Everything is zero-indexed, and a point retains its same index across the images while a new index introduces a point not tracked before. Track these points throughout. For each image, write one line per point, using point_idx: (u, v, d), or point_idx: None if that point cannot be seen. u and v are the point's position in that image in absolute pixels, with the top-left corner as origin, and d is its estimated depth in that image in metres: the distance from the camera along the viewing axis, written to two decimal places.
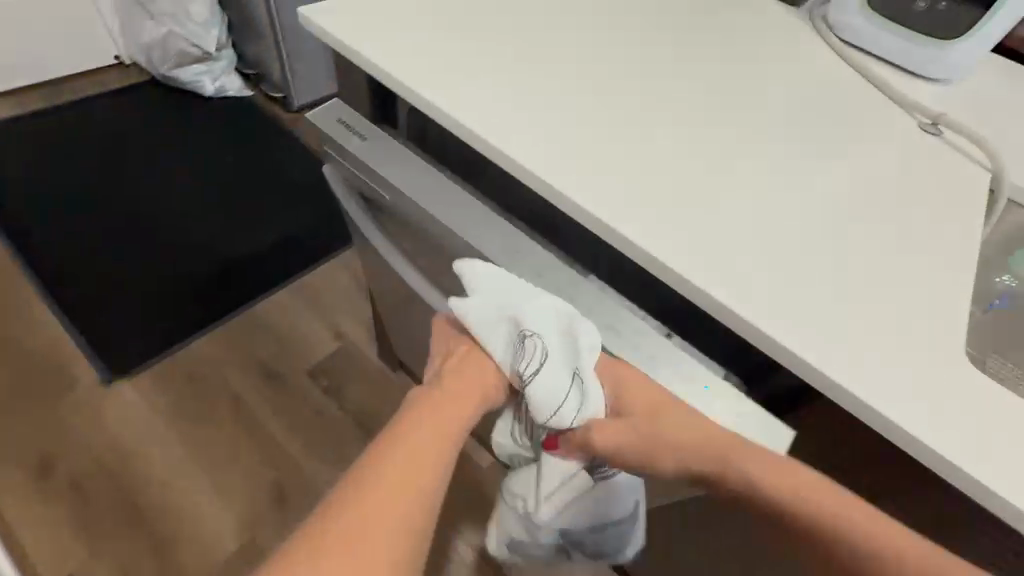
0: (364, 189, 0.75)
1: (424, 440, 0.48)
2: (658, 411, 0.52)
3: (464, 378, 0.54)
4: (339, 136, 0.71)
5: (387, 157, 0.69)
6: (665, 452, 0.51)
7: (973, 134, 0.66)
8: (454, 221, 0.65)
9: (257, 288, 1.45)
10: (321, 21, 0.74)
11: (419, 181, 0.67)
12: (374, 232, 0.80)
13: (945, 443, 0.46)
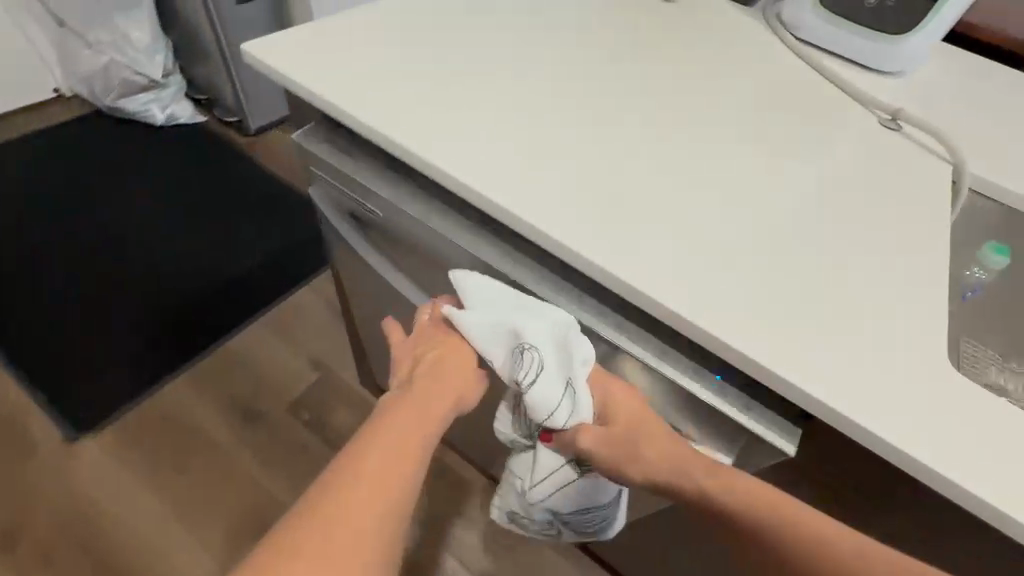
0: (357, 210, 0.73)
1: (408, 431, 0.51)
2: (637, 423, 0.53)
3: (442, 374, 0.57)
4: (333, 158, 0.71)
5: (371, 172, 0.69)
6: (636, 461, 0.52)
7: (931, 128, 0.67)
8: (458, 236, 0.64)
9: (225, 324, 1.39)
10: (265, 56, 0.70)
11: (408, 195, 0.68)
12: (369, 253, 0.77)
13: (940, 458, 0.46)
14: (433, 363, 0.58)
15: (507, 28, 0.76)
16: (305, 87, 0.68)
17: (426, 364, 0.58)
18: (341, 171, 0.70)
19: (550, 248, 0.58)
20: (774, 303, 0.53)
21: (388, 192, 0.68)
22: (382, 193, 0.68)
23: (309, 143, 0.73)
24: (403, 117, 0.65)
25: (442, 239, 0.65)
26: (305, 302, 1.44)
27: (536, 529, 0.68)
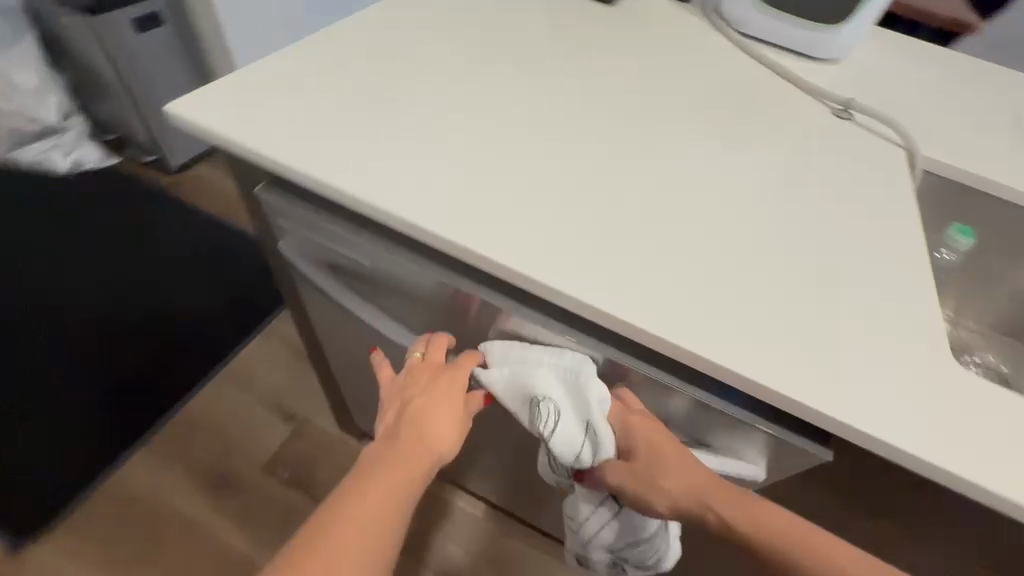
0: (337, 260, 0.65)
1: (398, 475, 0.49)
2: (658, 455, 0.50)
3: (438, 405, 0.54)
4: (300, 208, 0.62)
5: (332, 226, 0.61)
6: (659, 491, 0.50)
7: (881, 115, 0.70)
8: (461, 278, 0.57)
9: (176, 386, 1.28)
10: (191, 112, 0.63)
11: (379, 246, 0.59)
12: (357, 303, 0.68)
13: (962, 463, 0.44)
14: (427, 394, 0.54)
15: (456, 57, 0.74)
16: (241, 143, 0.61)
17: (419, 395, 0.54)
18: (311, 223, 0.61)
19: (535, 289, 0.53)
20: (777, 315, 0.52)
21: (372, 239, 0.59)
22: (362, 241, 0.60)
23: (264, 196, 0.63)
24: (356, 162, 0.60)
25: (443, 282, 0.58)
26: (265, 350, 1.34)
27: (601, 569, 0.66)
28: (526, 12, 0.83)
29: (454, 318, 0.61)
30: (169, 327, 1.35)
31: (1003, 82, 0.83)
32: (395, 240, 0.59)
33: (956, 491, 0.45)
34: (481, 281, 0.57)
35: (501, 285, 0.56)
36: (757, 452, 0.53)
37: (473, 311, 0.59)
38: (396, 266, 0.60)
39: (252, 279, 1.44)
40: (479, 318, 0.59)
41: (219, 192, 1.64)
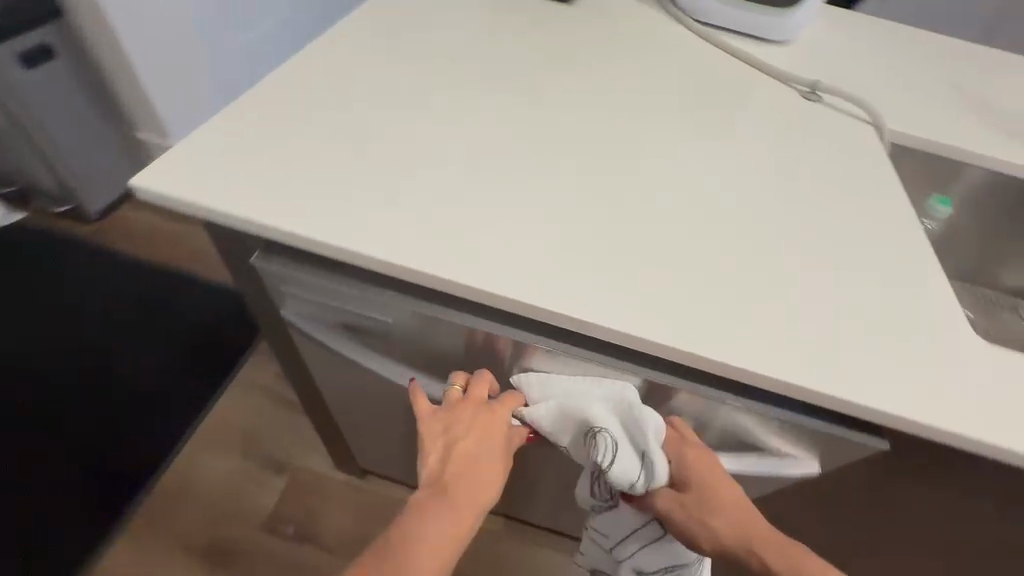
0: (350, 318, 0.59)
1: (451, 525, 0.48)
2: (709, 491, 0.51)
3: (487, 448, 0.52)
4: (304, 271, 0.55)
5: (337, 285, 0.55)
6: (705, 530, 0.50)
7: (847, 93, 0.75)
8: (498, 323, 0.54)
9: (151, 455, 1.18)
10: (155, 183, 0.55)
11: (396, 300, 0.55)
12: (377, 359, 0.62)
13: (995, 430, 0.46)
14: (475, 435, 0.52)
15: (431, 79, 0.70)
16: (226, 215, 0.54)
17: (467, 437, 0.52)
18: (318, 283, 0.55)
19: (562, 322, 0.51)
20: (806, 311, 0.53)
21: (393, 294, 0.54)
22: (381, 297, 0.55)
23: (262, 263, 0.56)
24: (354, 210, 0.55)
25: (477, 330, 0.54)
26: (245, 401, 1.26)
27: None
28: (491, 23, 0.81)
29: (483, 360, 0.58)
30: (133, 394, 1.25)
31: (932, 52, 0.90)
32: (414, 292, 0.55)
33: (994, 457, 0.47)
34: (509, 328, 0.54)
35: (531, 326, 0.54)
36: (807, 448, 0.53)
37: (504, 352, 0.56)
38: (423, 319, 0.55)
39: (216, 326, 1.35)
40: (507, 357, 0.57)
41: (157, 235, 1.51)
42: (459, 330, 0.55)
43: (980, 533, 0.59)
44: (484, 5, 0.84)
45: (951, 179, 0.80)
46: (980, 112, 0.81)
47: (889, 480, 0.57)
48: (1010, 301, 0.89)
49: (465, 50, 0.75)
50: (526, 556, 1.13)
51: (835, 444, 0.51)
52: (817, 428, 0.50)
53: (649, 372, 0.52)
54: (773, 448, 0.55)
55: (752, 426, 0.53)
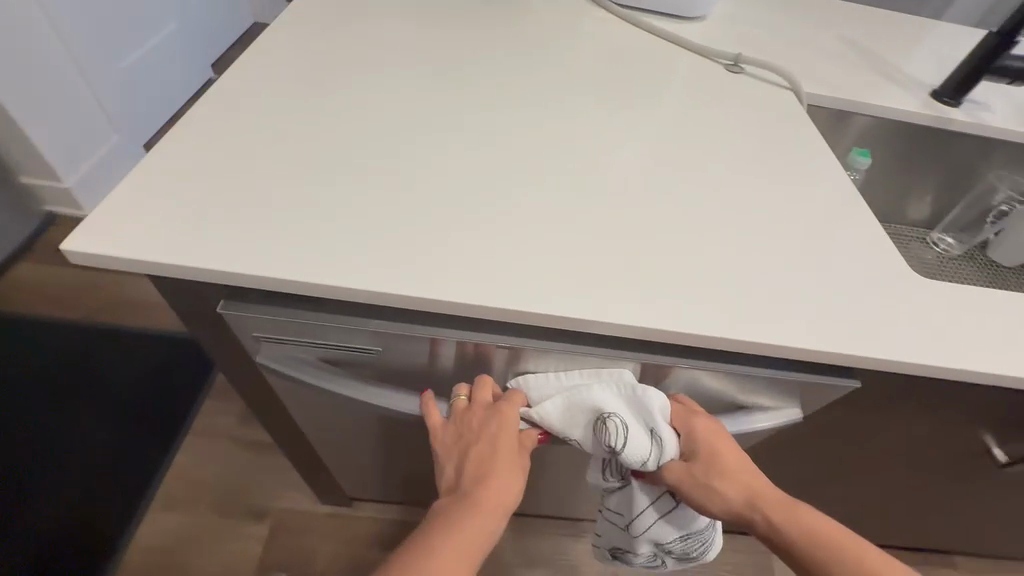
0: (332, 353, 0.56)
1: (474, 529, 0.47)
2: (717, 459, 0.52)
3: (502, 450, 0.51)
4: (277, 314, 0.52)
5: (315, 323, 0.52)
6: (714, 495, 0.52)
7: (767, 65, 0.81)
8: (493, 333, 0.53)
9: (110, 528, 1.08)
10: (90, 245, 0.47)
11: (380, 327, 0.52)
12: (373, 392, 0.58)
13: (952, 354, 0.51)
14: (487, 438, 0.52)
15: (372, 90, 0.68)
16: (186, 269, 0.48)
17: (479, 442, 0.52)
18: (297, 323, 0.52)
19: (555, 322, 0.50)
20: (773, 271, 0.56)
21: (379, 321, 0.52)
22: (364, 325, 0.52)
23: (230, 314, 0.52)
24: (318, 238, 0.51)
25: (474, 342, 0.53)
26: (211, 450, 1.19)
27: (641, 562, 0.67)
28: (421, 26, 0.80)
29: (477, 369, 0.58)
30: (76, 467, 1.14)
31: (823, 18, 1.00)
32: (396, 316, 0.53)
33: (952, 378, 0.53)
34: (499, 336, 0.53)
35: (522, 328, 0.53)
36: (789, 399, 0.58)
37: (498, 359, 0.55)
38: (415, 341, 0.53)
39: (160, 375, 1.26)
40: (500, 362, 0.56)
41: (71, 288, 1.39)
42: (451, 345, 0.53)
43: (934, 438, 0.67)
44: (410, 9, 0.83)
45: (860, 131, 0.88)
46: (873, 69, 0.90)
47: (856, 412, 0.63)
48: (919, 233, 1.00)
49: (405, 57, 0.74)
50: (530, 547, 1.15)
51: (815, 391, 0.56)
52: (798, 378, 0.55)
53: (642, 356, 0.54)
54: (760, 403, 0.59)
55: (742, 388, 0.57)
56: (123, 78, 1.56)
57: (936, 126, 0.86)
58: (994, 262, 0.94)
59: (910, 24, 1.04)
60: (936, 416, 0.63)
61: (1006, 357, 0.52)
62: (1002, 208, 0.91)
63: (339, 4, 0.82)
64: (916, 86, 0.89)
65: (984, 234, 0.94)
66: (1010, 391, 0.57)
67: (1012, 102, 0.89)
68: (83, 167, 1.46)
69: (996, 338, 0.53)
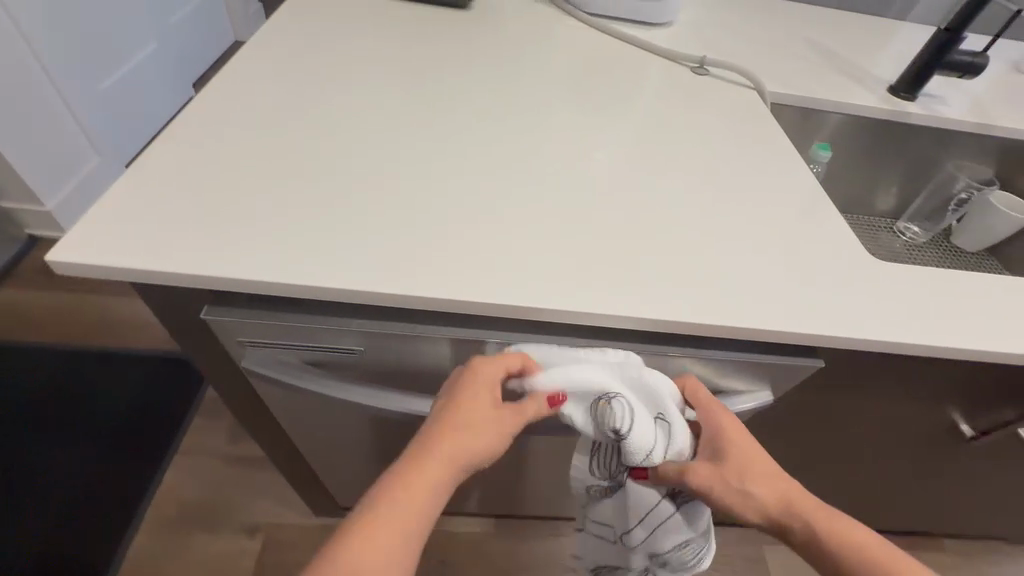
0: (319, 356, 0.58)
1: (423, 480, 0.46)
2: (749, 460, 0.53)
3: (464, 407, 0.50)
4: (265, 318, 0.53)
5: (301, 326, 0.53)
6: (748, 494, 0.52)
7: (730, 67, 0.85)
8: (476, 330, 0.55)
9: (100, 550, 1.06)
10: (74, 255, 0.48)
11: (365, 326, 0.54)
12: (362, 393, 0.59)
13: (910, 331, 0.55)
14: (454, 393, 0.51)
15: (349, 101, 0.70)
16: (172, 276, 0.49)
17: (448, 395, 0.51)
18: (284, 325, 0.53)
19: (534, 315, 0.52)
20: (739, 259, 0.59)
21: (364, 321, 0.54)
22: (350, 326, 0.54)
23: (217, 320, 0.53)
24: (301, 243, 0.53)
25: (460, 339, 0.55)
26: (201, 466, 1.18)
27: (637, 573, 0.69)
28: (397, 39, 0.83)
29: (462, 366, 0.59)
30: (63, 489, 1.12)
31: (783, 21, 1.04)
32: (381, 315, 0.55)
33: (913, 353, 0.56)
34: (480, 331, 0.55)
35: (502, 323, 0.55)
36: (761, 382, 0.60)
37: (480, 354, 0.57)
38: (402, 340, 0.55)
39: (148, 393, 1.26)
40: None
41: (55, 310, 1.39)
42: (435, 342, 0.55)
43: (902, 416, 0.70)
44: (385, 23, 0.86)
45: (826, 127, 0.92)
46: (832, 67, 0.94)
47: (821, 394, 0.66)
48: (886, 223, 1.04)
49: (382, 69, 0.76)
50: (525, 549, 1.16)
51: (782, 372, 0.58)
52: (767, 361, 0.57)
53: (619, 344, 0.56)
54: (734, 388, 0.62)
55: (714, 373, 0.59)
56: (99, 97, 1.55)
57: (895, 119, 0.90)
58: (957, 248, 0.99)
59: (865, 24, 1.09)
60: (902, 393, 0.66)
61: (958, 332, 0.55)
62: (961, 196, 0.95)
63: (315, 21, 0.84)
64: (874, 82, 0.93)
65: (946, 221, 0.99)
66: (968, 365, 0.61)
67: (963, 95, 0.93)
68: (65, 190, 1.47)
69: (950, 314, 0.57)
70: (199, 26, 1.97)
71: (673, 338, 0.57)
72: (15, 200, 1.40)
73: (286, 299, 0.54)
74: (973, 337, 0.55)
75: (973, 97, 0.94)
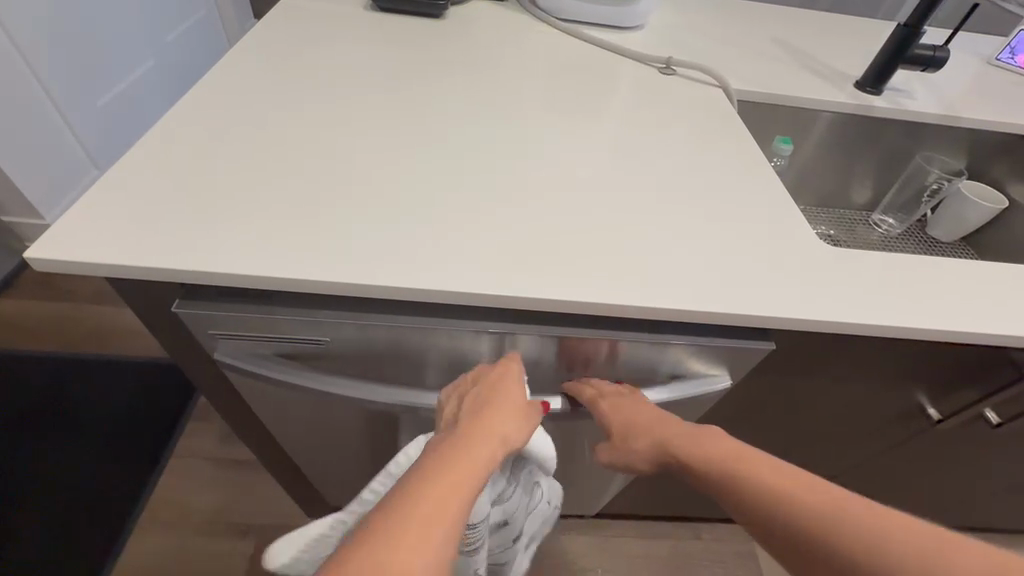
0: (298, 348, 0.60)
1: (484, 445, 0.45)
2: (625, 430, 0.60)
3: (504, 392, 0.53)
4: (241, 311, 0.56)
5: (275, 315, 0.56)
6: (635, 454, 0.61)
7: (695, 66, 0.88)
8: (445, 319, 0.57)
9: (95, 552, 1.08)
10: (56, 254, 0.50)
11: (337, 316, 0.56)
12: (338, 385, 0.62)
13: (864, 312, 0.56)
14: (490, 384, 0.54)
15: (327, 104, 0.73)
16: (148, 270, 0.51)
17: (481, 385, 0.54)
18: (259, 317, 0.55)
19: (499, 302, 0.54)
20: (698, 246, 0.61)
21: (335, 311, 0.56)
22: (321, 317, 0.56)
23: (190, 313, 0.55)
24: (271, 240, 0.55)
25: (429, 328, 0.57)
26: (196, 468, 1.21)
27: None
28: (376, 47, 0.86)
29: (436, 357, 0.61)
30: (62, 491, 1.15)
31: (754, 21, 1.07)
32: (352, 305, 0.57)
33: (868, 334, 0.58)
34: (448, 318, 0.58)
35: (470, 311, 0.58)
36: (718, 365, 0.63)
37: (452, 346, 0.60)
38: (374, 330, 0.57)
39: (146, 398, 1.29)
40: (457, 349, 0.60)
41: (57, 318, 1.43)
42: (403, 331, 0.57)
43: (864, 395, 0.72)
44: (364, 32, 0.89)
45: (796, 122, 0.94)
46: (800, 63, 0.97)
47: (783, 374, 0.69)
48: (862, 216, 1.06)
49: (360, 75, 0.80)
50: None
51: (737, 354, 0.60)
52: (727, 347, 0.59)
53: (581, 331, 0.59)
54: (691, 372, 0.64)
55: (672, 357, 0.61)
56: (97, 114, 1.60)
57: (863, 113, 0.92)
58: (933, 239, 1.00)
59: (836, 23, 1.12)
60: (863, 374, 0.68)
61: (909, 312, 0.57)
62: (934, 186, 0.97)
63: (297, 31, 0.87)
64: (841, 78, 0.95)
65: (920, 211, 1.00)
66: (922, 345, 0.63)
67: (930, 89, 0.96)
68: (63, 204, 1.54)
69: (903, 297, 0.59)
70: (195, 42, 2.03)
71: (633, 326, 0.60)
72: (17, 215, 1.48)
73: (264, 290, 0.57)
74: (924, 317, 0.57)
75: (938, 90, 0.96)
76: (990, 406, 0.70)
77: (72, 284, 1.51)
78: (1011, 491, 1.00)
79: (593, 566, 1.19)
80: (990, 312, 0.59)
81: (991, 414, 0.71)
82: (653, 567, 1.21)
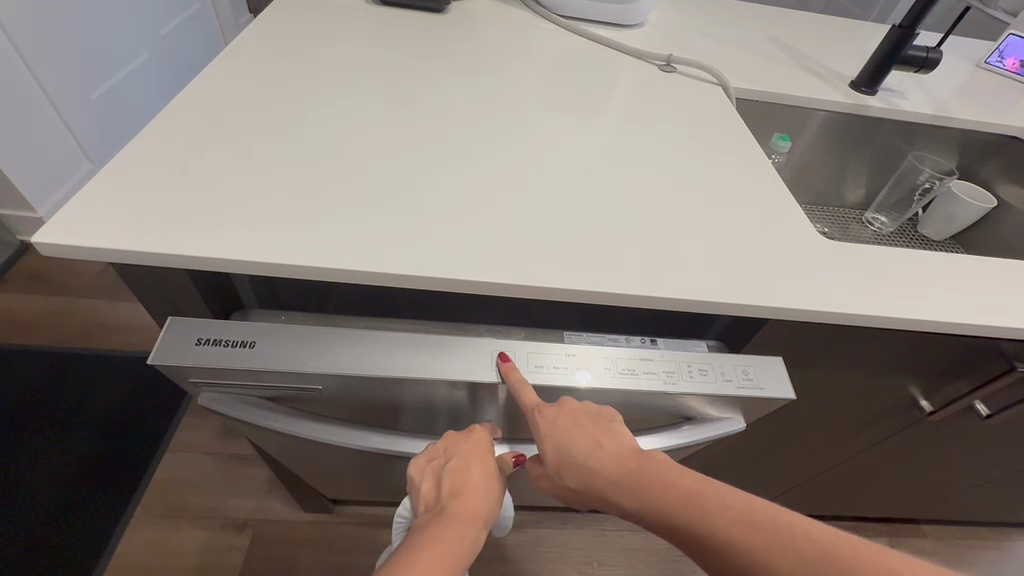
0: (287, 394, 0.54)
1: (456, 537, 0.41)
2: (566, 453, 0.48)
3: (480, 465, 0.48)
4: (221, 358, 0.49)
5: (261, 357, 0.49)
6: (566, 488, 0.50)
7: (695, 64, 0.90)
8: (456, 357, 0.52)
9: (88, 547, 1.07)
10: (60, 240, 0.50)
11: (332, 359, 0.50)
12: (336, 431, 0.55)
13: (860, 305, 0.58)
14: (463, 454, 0.49)
15: (331, 96, 0.74)
16: (156, 257, 0.51)
17: (454, 459, 0.49)
18: (239, 370, 0.49)
19: (507, 292, 0.55)
20: (699, 239, 0.62)
21: (325, 361, 0.50)
22: (309, 369, 0.49)
23: (167, 358, 0.48)
24: (278, 231, 0.55)
25: (434, 382, 0.51)
26: (194, 459, 1.21)
27: None
28: (379, 41, 0.86)
29: (442, 401, 0.55)
30: (55, 485, 1.14)
31: (753, 20, 1.09)
32: (348, 344, 0.51)
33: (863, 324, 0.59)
34: (462, 350, 0.52)
35: (487, 343, 0.53)
36: (731, 409, 0.57)
37: (461, 392, 0.53)
38: (367, 382, 0.51)
39: (142, 392, 1.29)
40: (466, 394, 0.54)
41: (52, 306, 1.42)
42: (404, 378, 0.50)
43: (857, 386, 0.74)
44: (367, 26, 0.89)
45: (793, 121, 0.95)
46: (797, 63, 0.99)
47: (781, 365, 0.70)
48: (856, 214, 1.08)
49: (364, 67, 0.80)
50: (510, 542, 1.20)
51: (750, 401, 0.55)
52: (748, 393, 0.54)
53: (604, 369, 0.53)
54: (702, 415, 0.59)
55: (684, 404, 0.56)
56: (90, 105, 1.58)
57: (857, 112, 0.94)
58: (924, 236, 1.01)
59: (832, 24, 1.14)
60: (859, 365, 0.69)
61: (901, 303, 0.59)
62: (925, 186, 0.98)
63: (299, 23, 0.87)
64: (837, 78, 0.97)
65: (912, 210, 1.02)
66: (917, 335, 0.64)
67: (923, 90, 0.98)
68: (56, 197, 1.53)
69: (898, 291, 0.60)
70: (189, 36, 2.01)
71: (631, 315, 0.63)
72: (10, 207, 1.46)
73: (255, 324, 0.51)
74: (917, 308, 0.58)
75: (931, 92, 0.98)
76: (980, 398, 0.72)
77: (67, 274, 1.51)
78: (997, 483, 1.03)
79: (591, 560, 1.20)
80: (980, 306, 0.60)
81: (980, 406, 0.73)
82: (649, 561, 1.22)
